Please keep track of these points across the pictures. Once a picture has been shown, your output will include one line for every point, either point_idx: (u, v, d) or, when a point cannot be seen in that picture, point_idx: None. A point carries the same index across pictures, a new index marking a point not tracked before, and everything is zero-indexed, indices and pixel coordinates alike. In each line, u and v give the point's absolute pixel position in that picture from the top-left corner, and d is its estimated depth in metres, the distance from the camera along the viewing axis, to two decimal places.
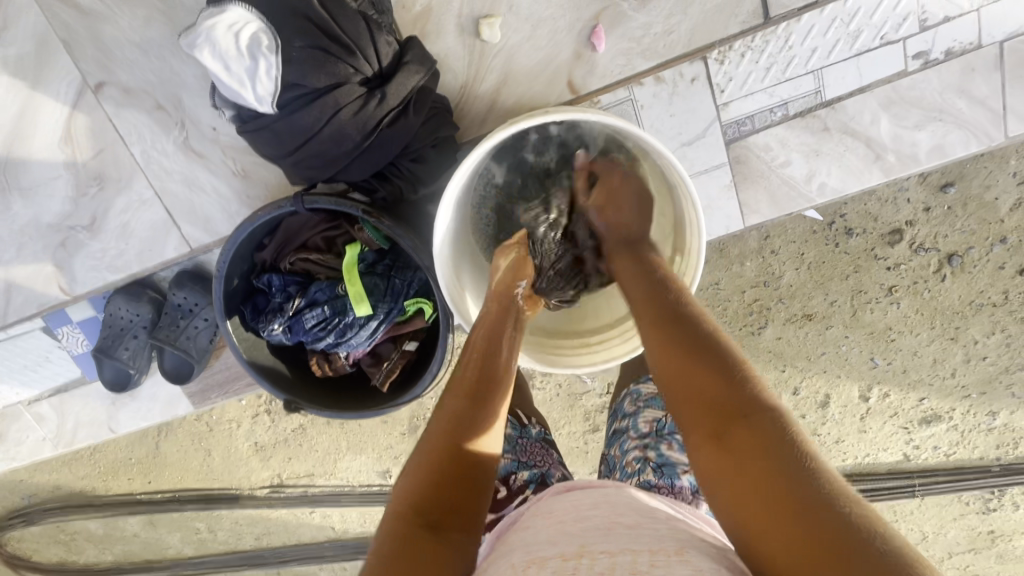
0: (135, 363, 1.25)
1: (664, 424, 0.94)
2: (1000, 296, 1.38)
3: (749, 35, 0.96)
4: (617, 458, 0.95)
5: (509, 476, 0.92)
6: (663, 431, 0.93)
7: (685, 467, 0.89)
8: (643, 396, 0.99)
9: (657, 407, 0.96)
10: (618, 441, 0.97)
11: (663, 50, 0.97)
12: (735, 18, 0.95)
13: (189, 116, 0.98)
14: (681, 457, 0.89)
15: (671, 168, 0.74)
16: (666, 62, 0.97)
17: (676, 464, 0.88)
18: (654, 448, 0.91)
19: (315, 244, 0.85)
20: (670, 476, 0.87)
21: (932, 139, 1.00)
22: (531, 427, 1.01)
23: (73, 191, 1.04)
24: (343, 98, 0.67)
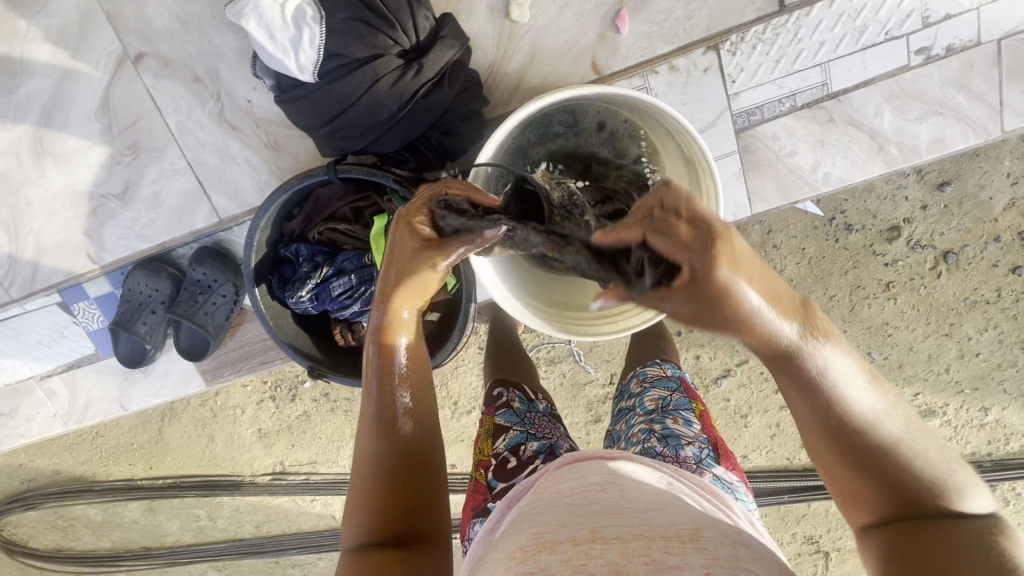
0: (152, 339, 1.26)
1: (670, 401, 0.98)
2: (993, 293, 1.43)
3: (763, 23, 1.00)
4: (624, 432, 0.98)
5: (518, 447, 0.90)
6: (669, 406, 0.97)
7: (689, 439, 0.90)
8: (649, 377, 1.05)
9: (663, 387, 1.02)
10: (625, 417, 1.01)
11: (683, 35, 1.01)
12: (751, 5, 0.99)
13: (223, 87, 1.01)
14: (686, 430, 0.91)
15: (693, 143, 0.78)
16: (681, 48, 1.01)
17: (680, 436, 0.90)
18: (660, 421, 0.93)
19: (343, 214, 0.88)
20: (675, 446, 0.88)
21: (933, 132, 1.05)
22: (538, 403, 1.02)
23: (107, 160, 1.07)
24: (382, 68, 0.71)
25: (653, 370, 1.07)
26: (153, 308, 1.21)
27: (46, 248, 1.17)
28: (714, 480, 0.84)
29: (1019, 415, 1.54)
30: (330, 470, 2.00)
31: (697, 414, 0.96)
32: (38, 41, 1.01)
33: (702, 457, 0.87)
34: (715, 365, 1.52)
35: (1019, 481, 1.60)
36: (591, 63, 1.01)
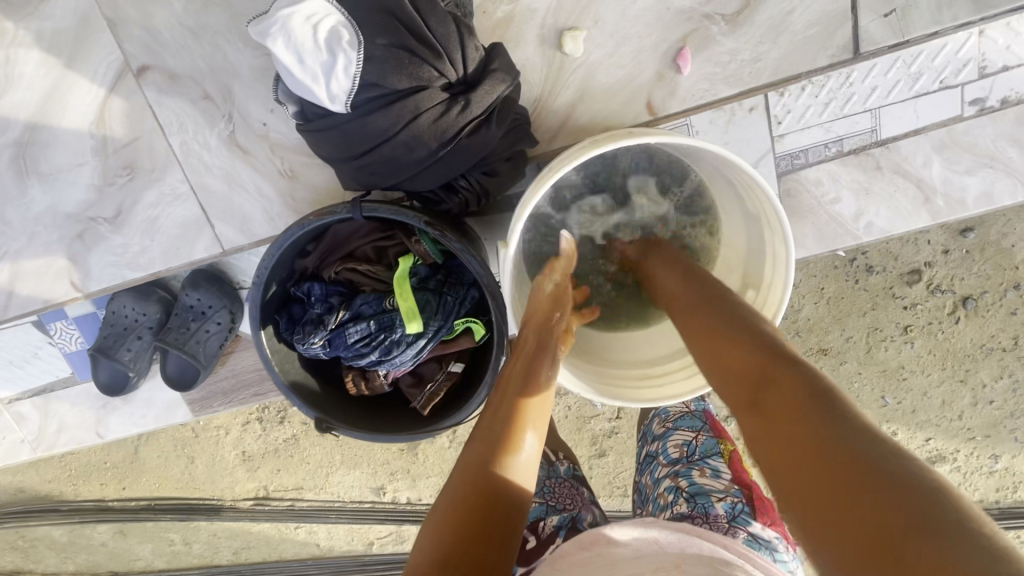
0: (135, 366, 1.15)
1: (695, 448, 0.92)
2: (1009, 341, 1.39)
3: (835, 70, 0.94)
4: (648, 487, 0.92)
5: (537, 524, 0.84)
6: (694, 455, 0.90)
7: (719, 495, 0.83)
8: (671, 418, 0.98)
9: (687, 430, 0.94)
10: (648, 465, 0.95)
11: (748, 78, 0.94)
12: (824, 51, 0.93)
13: (236, 106, 0.92)
14: (715, 483, 0.85)
15: (761, 197, 0.71)
16: (750, 90, 0.95)
17: (710, 492, 0.84)
18: (685, 475, 0.87)
19: (364, 253, 0.81)
20: (704, 505, 0.82)
21: (981, 185, 1.00)
22: (558, 465, 0.95)
23: (99, 179, 0.97)
24: (425, 102, 0.64)
25: (674, 408, 1.00)
26: (140, 332, 1.12)
27: (23, 271, 1.04)
28: (749, 541, 0.77)
29: None
30: (316, 497, 1.88)
31: (726, 460, 0.89)
32: (30, 46, 0.91)
33: (736, 514, 0.81)
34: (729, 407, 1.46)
35: None
36: (636, 101, 0.94)
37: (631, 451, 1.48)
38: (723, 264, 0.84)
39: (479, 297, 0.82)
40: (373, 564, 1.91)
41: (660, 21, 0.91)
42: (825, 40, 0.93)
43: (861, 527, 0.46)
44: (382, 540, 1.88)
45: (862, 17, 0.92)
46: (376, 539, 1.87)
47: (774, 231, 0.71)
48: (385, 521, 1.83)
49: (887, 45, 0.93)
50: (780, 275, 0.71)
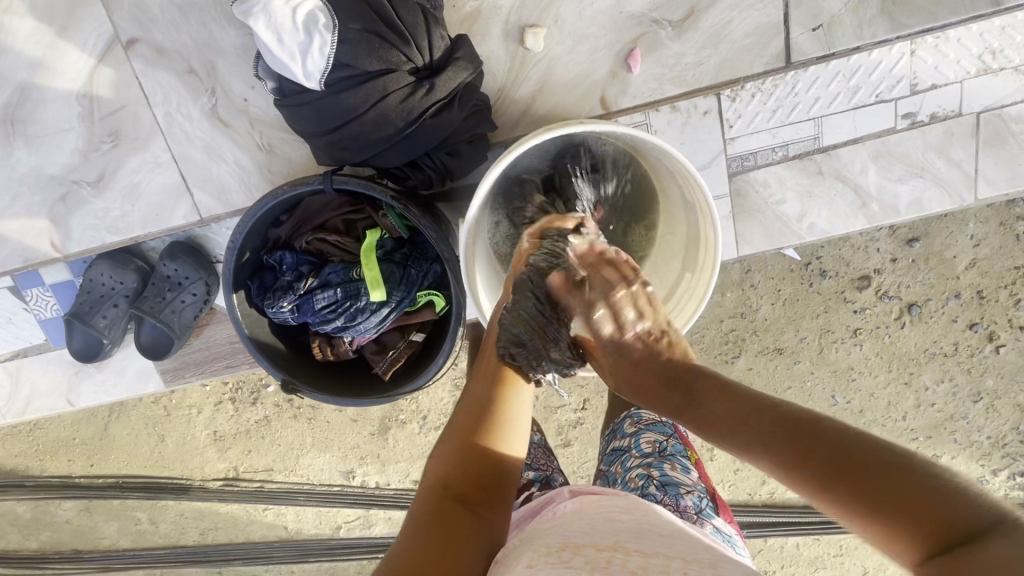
0: (110, 334, 1.18)
1: (666, 446, 0.97)
2: (950, 347, 1.48)
3: (764, 79, 1.02)
4: (620, 475, 0.96)
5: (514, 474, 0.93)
6: (665, 451, 0.96)
7: (688, 488, 0.90)
8: (643, 419, 1.03)
9: (659, 431, 1.00)
10: (618, 457, 0.99)
11: (694, 78, 1.02)
12: (762, 58, 1.01)
13: (219, 83, 0.97)
14: (684, 478, 0.91)
15: (695, 188, 0.79)
16: (693, 90, 1.03)
17: (680, 484, 0.90)
18: (658, 467, 0.93)
19: (335, 225, 0.86)
20: (675, 495, 0.88)
21: (912, 194, 1.09)
22: (532, 434, 1.04)
23: (82, 145, 1.01)
24: (392, 85, 0.70)
25: (647, 413, 1.04)
26: (116, 300, 1.15)
27: (5, 232, 1.08)
28: (715, 532, 0.85)
29: (966, 464, 1.58)
30: (286, 479, 1.90)
31: (692, 461, 0.96)
32: (21, 14, 0.95)
33: (702, 508, 0.88)
34: None
35: None
36: (599, 96, 1.02)
37: (594, 441, 1.53)
38: (667, 250, 0.92)
39: (441, 272, 0.88)
40: (340, 547, 1.94)
41: (617, 23, 0.98)
42: (763, 48, 1.01)
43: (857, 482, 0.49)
44: (350, 523, 1.91)
45: (793, 30, 1.00)
46: (344, 523, 1.90)
47: (706, 219, 0.79)
48: (353, 505, 1.86)
49: (815, 56, 1.01)
50: (711, 258, 0.80)
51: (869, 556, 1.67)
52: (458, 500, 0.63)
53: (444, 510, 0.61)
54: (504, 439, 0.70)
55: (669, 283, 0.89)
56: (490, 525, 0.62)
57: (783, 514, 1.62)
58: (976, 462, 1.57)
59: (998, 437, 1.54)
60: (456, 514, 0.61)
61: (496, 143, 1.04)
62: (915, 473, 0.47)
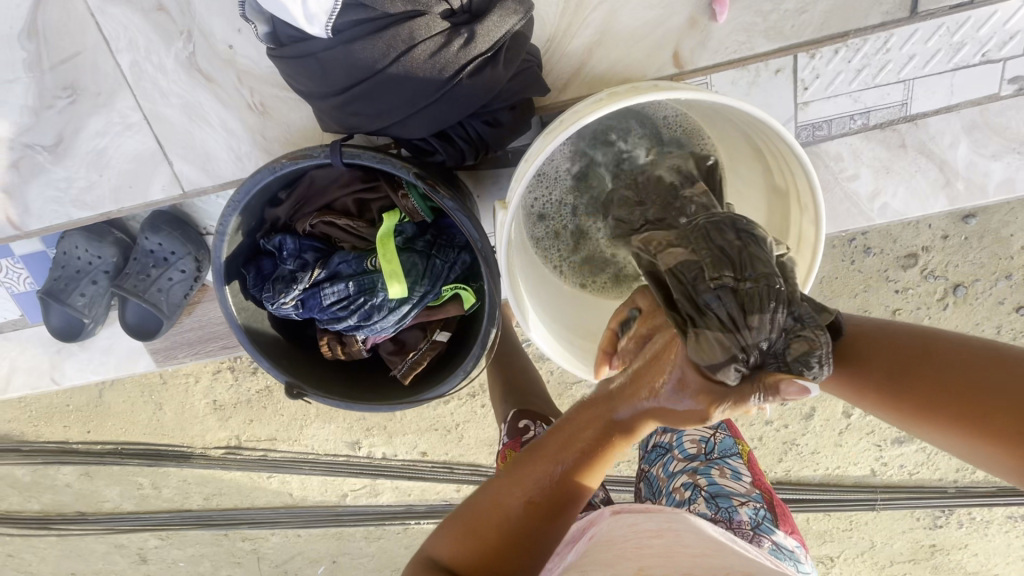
0: (92, 313, 1.06)
1: (713, 446, 0.87)
2: (993, 330, 1.37)
3: (888, 28, 0.85)
4: (663, 481, 0.87)
5: None
6: (713, 453, 0.86)
7: (741, 499, 0.79)
8: None
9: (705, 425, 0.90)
10: (660, 458, 0.89)
11: (789, 33, 0.85)
12: (879, 7, 0.84)
13: (197, 25, 0.80)
14: (735, 486, 0.82)
15: (794, 171, 0.65)
16: (789, 46, 0.86)
17: (731, 495, 0.80)
18: (705, 474, 0.83)
19: (344, 206, 0.72)
20: (727, 509, 0.78)
21: (1005, 172, 0.95)
22: None
23: (33, 100, 0.85)
24: (420, 33, 0.55)
25: None
26: (95, 277, 1.02)
27: None
28: (774, 550, 0.72)
29: None
30: (289, 448, 1.84)
31: (744, 460, 0.87)
32: None
33: (759, 521, 0.77)
34: None
35: (978, 508, 1.55)
36: (659, 49, 0.85)
37: None
38: None
39: (470, 261, 0.75)
40: (346, 514, 1.90)
41: None
42: None
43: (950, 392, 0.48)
44: (356, 492, 1.86)
45: None
46: (350, 491, 1.85)
47: (804, 210, 0.65)
48: (359, 474, 1.81)
49: (948, 5, 0.84)
50: (805, 260, 0.65)
51: (877, 532, 1.62)
52: None
53: None
54: (548, 535, 0.52)
55: None
56: None
57: (799, 493, 1.57)
58: None
59: None
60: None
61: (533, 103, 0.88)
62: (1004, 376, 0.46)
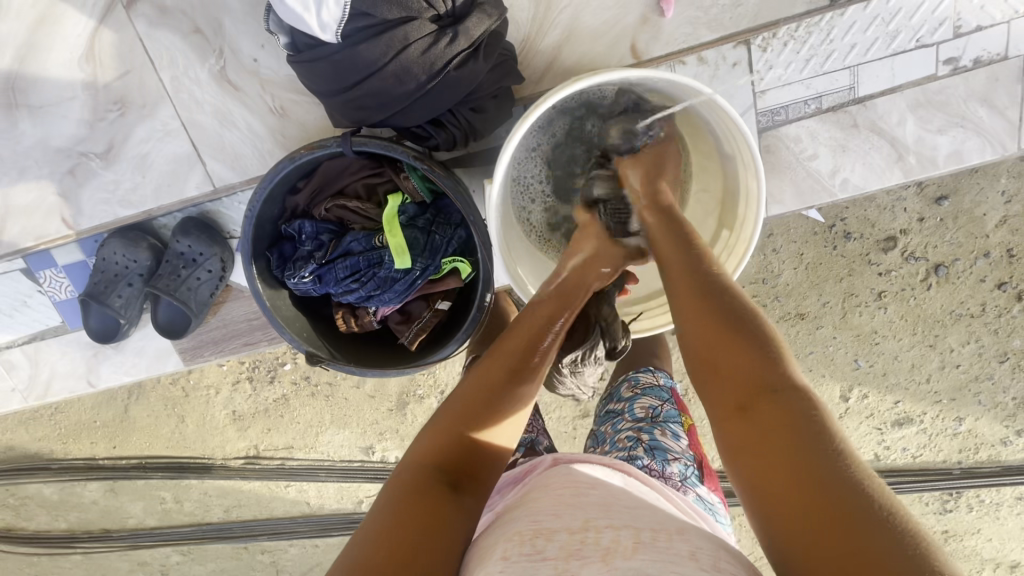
0: (127, 314, 1.17)
1: (659, 412, 0.93)
2: (978, 307, 1.42)
3: (813, 15, 0.97)
4: (609, 435, 0.92)
5: None
6: (658, 417, 0.91)
7: (676, 454, 0.85)
8: (640, 384, 0.99)
9: (655, 396, 0.96)
10: (610, 420, 0.95)
11: (729, 24, 0.97)
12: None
13: (227, 44, 0.93)
14: (673, 444, 0.87)
15: (737, 139, 0.78)
16: (727, 36, 0.97)
17: (668, 450, 0.86)
18: (648, 431, 0.88)
19: (354, 191, 0.83)
20: (662, 460, 0.83)
21: (953, 145, 1.04)
22: None
23: (89, 114, 0.99)
24: (414, 34, 0.66)
25: (645, 376, 1.00)
26: (131, 279, 1.13)
27: (14, 208, 1.09)
28: (697, 500, 0.81)
29: (991, 425, 1.53)
30: (307, 456, 1.90)
31: (685, 428, 0.92)
32: None
33: (687, 476, 0.84)
34: None
35: (984, 489, 1.58)
36: (620, 44, 0.97)
37: None
38: (699, 212, 0.91)
39: (466, 236, 0.84)
40: None
41: None
42: None
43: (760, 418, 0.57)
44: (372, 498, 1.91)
45: None
46: (367, 497, 1.90)
47: (748, 169, 0.78)
48: (374, 480, 1.86)
49: None
50: (752, 213, 0.79)
51: None
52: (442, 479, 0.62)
53: (430, 483, 0.61)
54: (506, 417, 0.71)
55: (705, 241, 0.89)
56: (467, 510, 0.60)
57: None
58: (1000, 423, 1.53)
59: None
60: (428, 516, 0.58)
61: (518, 100, 1.00)
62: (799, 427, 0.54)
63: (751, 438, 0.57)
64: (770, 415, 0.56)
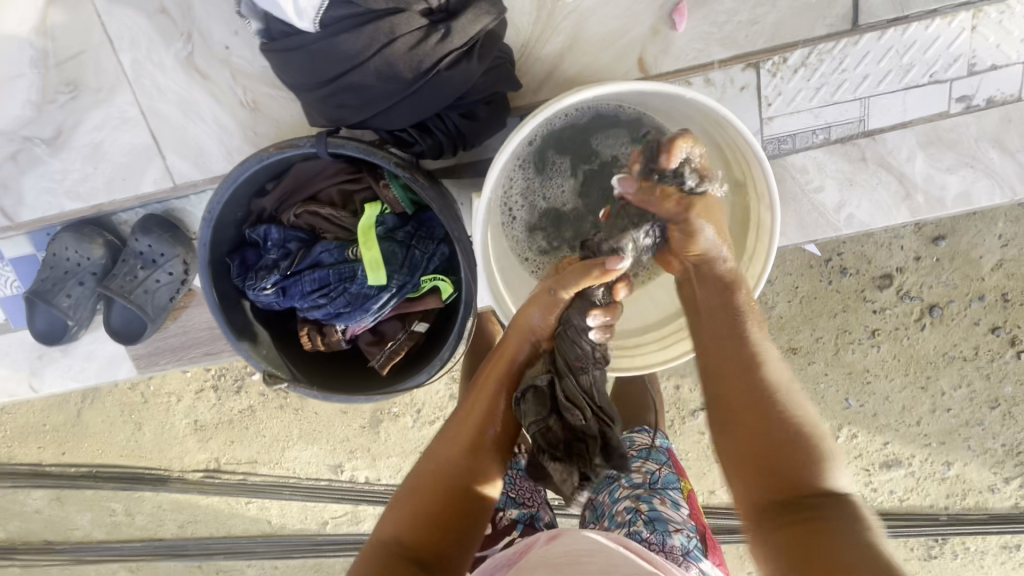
0: (76, 315, 1.07)
1: (657, 477, 0.83)
2: (971, 351, 1.38)
3: (834, 39, 0.92)
4: (605, 508, 0.81)
5: (495, 512, 0.83)
6: (657, 483, 0.82)
7: (677, 525, 0.76)
8: (635, 445, 0.89)
9: (653, 459, 0.86)
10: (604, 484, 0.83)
11: (744, 42, 0.92)
12: (824, 19, 0.92)
13: (197, 27, 0.87)
14: (674, 514, 0.78)
15: (751, 167, 0.74)
16: (743, 55, 0.93)
17: (668, 521, 0.76)
18: (646, 500, 0.79)
19: (329, 197, 0.75)
20: (662, 532, 0.74)
21: (961, 185, 1.00)
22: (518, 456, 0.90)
23: (38, 95, 0.91)
24: (401, 27, 0.60)
25: (639, 437, 0.91)
26: (82, 278, 1.03)
27: None
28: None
29: (980, 472, 1.48)
30: (270, 472, 1.78)
31: (685, 494, 0.83)
32: None
33: (690, 549, 0.74)
34: (693, 399, 1.32)
35: (970, 537, 1.52)
36: (627, 56, 0.91)
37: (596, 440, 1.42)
38: None
39: (449, 253, 0.77)
40: (325, 544, 1.82)
41: None
42: (824, 9, 0.91)
43: (803, 530, 0.58)
44: (336, 519, 1.79)
45: None
46: (331, 519, 1.78)
47: (761, 200, 0.75)
48: (340, 500, 1.75)
49: (886, 18, 0.92)
50: (763, 245, 0.75)
51: None
52: (417, 560, 0.64)
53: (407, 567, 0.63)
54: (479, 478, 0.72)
55: None
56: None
57: None
58: (989, 470, 1.48)
59: (1014, 445, 1.45)
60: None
61: (516, 108, 0.94)
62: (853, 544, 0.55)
63: (797, 551, 0.57)
64: (808, 523, 0.58)
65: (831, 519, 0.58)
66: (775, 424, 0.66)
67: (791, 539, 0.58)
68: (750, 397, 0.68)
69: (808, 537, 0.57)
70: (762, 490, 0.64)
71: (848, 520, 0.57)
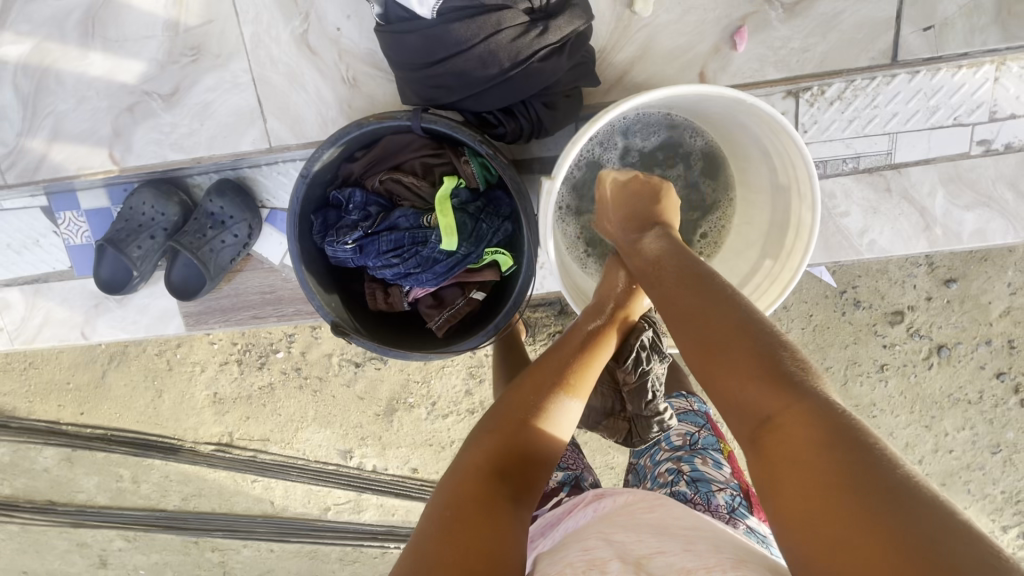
0: (141, 267, 1.13)
1: (697, 439, 0.94)
2: (975, 394, 1.44)
3: (874, 71, 1.01)
4: (648, 469, 0.93)
5: None
6: (696, 445, 0.93)
7: (720, 485, 0.85)
8: (674, 409, 1.01)
9: (691, 422, 0.97)
10: (647, 450, 0.96)
11: (795, 65, 1.01)
12: (866, 52, 1.01)
13: (315, 9, 0.99)
14: (716, 474, 0.88)
15: (796, 171, 0.83)
16: (795, 76, 1.02)
17: (711, 481, 0.86)
18: (688, 461, 0.90)
19: (411, 167, 0.84)
20: (705, 493, 0.84)
21: (976, 223, 1.08)
22: None
23: (163, 55, 1.04)
24: (507, 21, 0.71)
25: (679, 402, 1.02)
26: (154, 232, 1.11)
27: (65, 132, 1.10)
28: (748, 532, 0.78)
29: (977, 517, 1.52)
30: (279, 452, 1.79)
31: (725, 455, 0.92)
32: None
33: (735, 506, 0.83)
34: None
35: None
36: (689, 69, 1.01)
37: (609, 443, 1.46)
38: (745, 237, 0.95)
39: (511, 231, 0.85)
40: (326, 530, 1.82)
41: None
42: (868, 43, 1.00)
43: (797, 455, 0.53)
44: (339, 507, 1.79)
45: (903, 28, 0.99)
46: (333, 505, 1.78)
47: (803, 200, 0.83)
48: (346, 487, 1.76)
49: (922, 57, 1.00)
50: (801, 243, 0.84)
51: None
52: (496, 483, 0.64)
53: (489, 490, 0.63)
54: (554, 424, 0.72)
55: (743, 270, 0.94)
56: (517, 519, 0.62)
57: None
58: (986, 516, 1.51)
59: (1013, 493, 1.48)
60: (494, 502, 0.62)
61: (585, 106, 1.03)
62: (849, 459, 0.49)
63: (790, 485, 0.52)
64: (792, 446, 0.54)
65: (821, 434, 0.52)
66: (731, 346, 0.62)
67: (780, 473, 0.54)
68: (707, 326, 0.65)
69: (799, 464, 0.52)
70: (743, 425, 0.59)
71: (838, 428, 0.52)
